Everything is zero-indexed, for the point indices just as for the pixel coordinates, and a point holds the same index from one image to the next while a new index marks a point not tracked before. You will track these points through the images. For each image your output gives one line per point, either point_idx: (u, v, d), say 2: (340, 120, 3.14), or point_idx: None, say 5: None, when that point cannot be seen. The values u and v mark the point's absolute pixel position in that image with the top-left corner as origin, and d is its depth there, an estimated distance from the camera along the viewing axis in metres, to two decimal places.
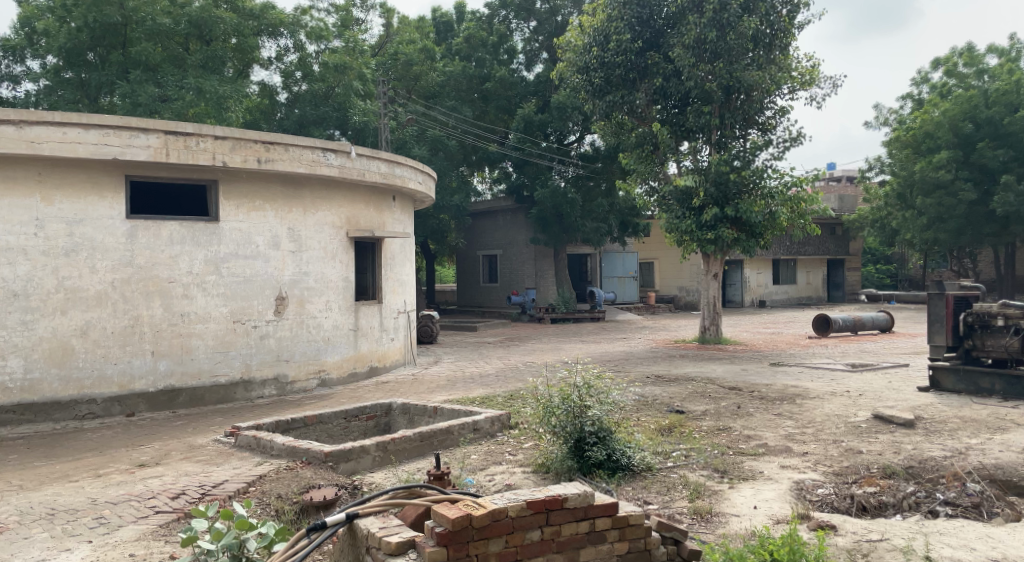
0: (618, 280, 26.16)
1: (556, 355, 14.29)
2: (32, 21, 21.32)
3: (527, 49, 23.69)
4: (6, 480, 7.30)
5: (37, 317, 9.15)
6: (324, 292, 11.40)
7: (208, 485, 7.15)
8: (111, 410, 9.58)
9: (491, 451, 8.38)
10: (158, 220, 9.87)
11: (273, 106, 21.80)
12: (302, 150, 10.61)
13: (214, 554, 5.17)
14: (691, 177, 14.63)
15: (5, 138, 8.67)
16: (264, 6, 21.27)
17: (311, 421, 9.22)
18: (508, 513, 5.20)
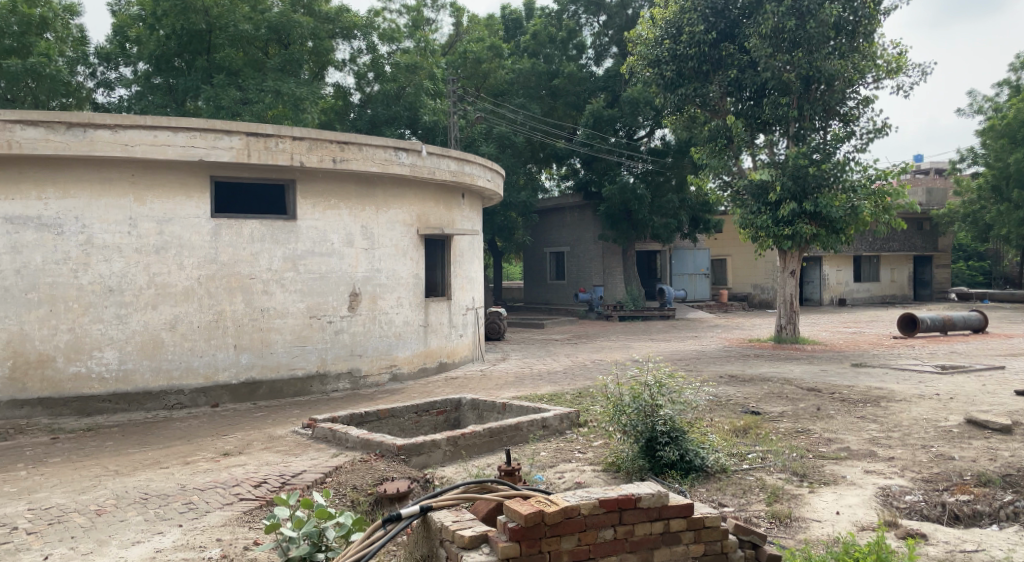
0: (689, 277, 25.95)
1: (627, 353, 14.21)
2: (124, 29, 22.32)
3: (597, 44, 23.75)
4: (103, 465, 7.68)
5: (130, 311, 9.58)
6: (396, 288, 11.58)
7: (288, 475, 7.38)
8: (197, 401, 9.96)
9: (561, 449, 8.42)
10: (241, 219, 10.19)
11: (347, 107, 22.32)
12: (375, 149, 10.80)
13: (296, 541, 5.38)
14: (768, 171, 14.37)
15: (102, 141, 9.12)
16: (339, 10, 21.82)
17: (384, 415, 9.41)
18: (581, 511, 5.24)
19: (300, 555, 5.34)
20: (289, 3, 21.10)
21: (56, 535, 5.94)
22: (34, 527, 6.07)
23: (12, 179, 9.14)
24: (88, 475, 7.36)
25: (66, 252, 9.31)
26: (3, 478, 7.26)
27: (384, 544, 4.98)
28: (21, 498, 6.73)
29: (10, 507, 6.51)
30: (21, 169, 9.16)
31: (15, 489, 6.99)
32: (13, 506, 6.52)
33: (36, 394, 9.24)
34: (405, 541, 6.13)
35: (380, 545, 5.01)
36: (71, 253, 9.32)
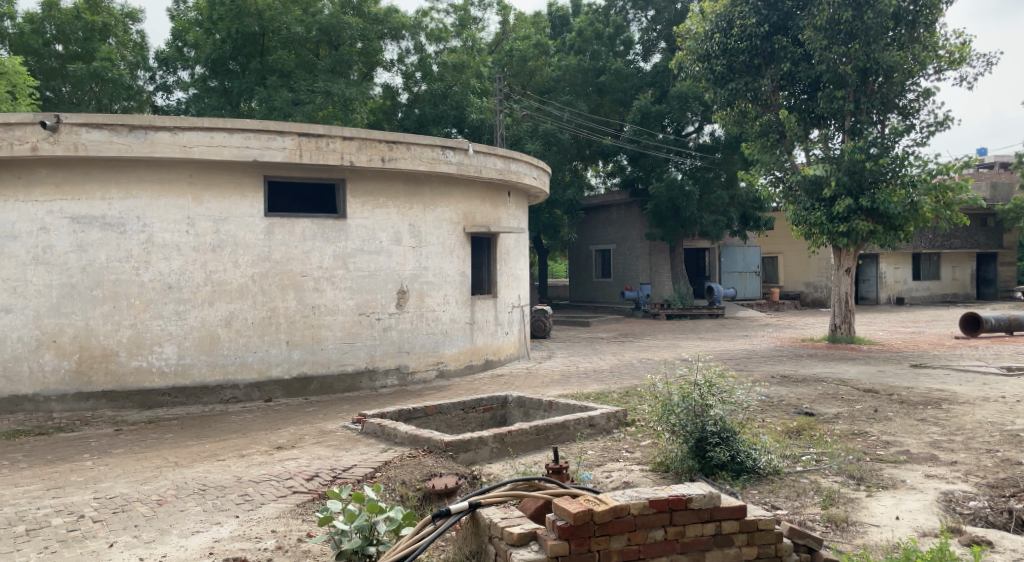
0: (739, 275, 25.62)
1: (675, 352, 14.10)
2: (182, 34, 22.88)
3: (644, 39, 23.55)
4: (162, 456, 7.88)
5: (188, 308, 9.80)
6: (443, 286, 11.64)
7: (339, 469, 7.49)
8: (252, 395, 10.14)
9: (609, 448, 8.40)
10: (293, 218, 10.36)
11: (395, 107, 22.50)
12: (423, 148, 10.85)
13: (348, 534, 5.45)
14: (822, 166, 14.12)
15: (162, 143, 9.35)
16: (388, 10, 21.97)
17: (431, 411, 9.49)
18: (630, 511, 5.22)
19: (352, 548, 5.41)
20: (339, 5, 21.38)
21: (120, 524, 6.11)
22: (99, 516, 6.25)
23: (78, 179, 9.44)
24: (149, 466, 7.56)
25: (128, 250, 9.58)
26: (70, 468, 7.50)
27: (435, 538, 5.02)
28: (87, 487, 6.93)
29: (76, 496, 6.71)
30: (86, 170, 9.45)
31: (81, 478, 7.21)
32: (79, 495, 6.73)
33: (99, 387, 9.52)
34: (453, 536, 6.15)
35: (430, 539, 5.06)
36: (132, 251, 9.59)
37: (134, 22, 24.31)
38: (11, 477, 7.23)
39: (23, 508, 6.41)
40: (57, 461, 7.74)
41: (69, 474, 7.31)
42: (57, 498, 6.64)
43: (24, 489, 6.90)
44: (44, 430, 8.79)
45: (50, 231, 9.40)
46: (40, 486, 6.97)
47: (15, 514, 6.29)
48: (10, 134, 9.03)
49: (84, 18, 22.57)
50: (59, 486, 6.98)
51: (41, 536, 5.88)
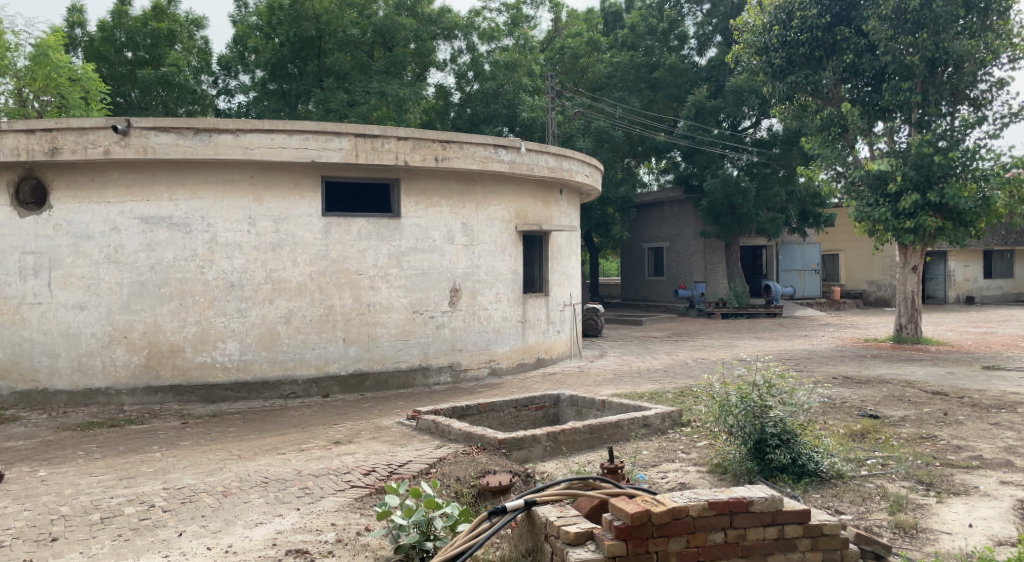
0: (798, 274, 25.14)
1: (731, 351, 13.88)
2: (244, 39, 23.43)
3: (700, 34, 23.24)
4: (226, 449, 8.03)
5: (250, 305, 9.99)
6: (495, 284, 11.63)
7: (395, 464, 7.53)
8: (310, 391, 10.28)
9: (664, 448, 8.29)
10: (349, 217, 10.45)
11: (448, 106, 22.62)
12: (476, 147, 10.85)
13: (406, 529, 5.48)
14: (887, 161, 13.75)
15: (225, 145, 9.54)
16: (441, 11, 22.06)
17: (485, 408, 9.50)
18: (689, 512, 5.14)
19: (410, 543, 5.44)
20: (393, 6, 21.64)
21: (188, 514, 6.24)
22: (169, 505, 6.39)
23: (147, 181, 9.70)
24: (214, 458, 7.71)
25: (193, 250, 9.81)
26: (141, 459, 7.68)
27: (491, 534, 5.01)
28: (157, 478, 7.10)
29: (146, 486, 6.87)
30: (154, 172, 9.71)
31: (150, 469, 7.38)
32: (150, 485, 6.89)
33: (167, 381, 9.79)
34: (507, 534, 6.12)
35: (487, 536, 5.05)
36: (197, 250, 9.81)
37: (200, 29, 24.88)
38: (85, 467, 7.43)
39: (97, 497, 6.58)
40: (129, 452, 7.94)
41: (139, 465, 7.50)
42: (128, 488, 6.80)
43: (99, 479, 7.09)
44: (116, 422, 9.05)
45: (121, 231, 9.70)
46: (113, 476, 7.16)
47: (90, 502, 6.46)
48: (85, 138, 9.36)
49: (151, 25, 23.23)
50: (131, 476, 7.16)
51: (115, 524, 6.02)
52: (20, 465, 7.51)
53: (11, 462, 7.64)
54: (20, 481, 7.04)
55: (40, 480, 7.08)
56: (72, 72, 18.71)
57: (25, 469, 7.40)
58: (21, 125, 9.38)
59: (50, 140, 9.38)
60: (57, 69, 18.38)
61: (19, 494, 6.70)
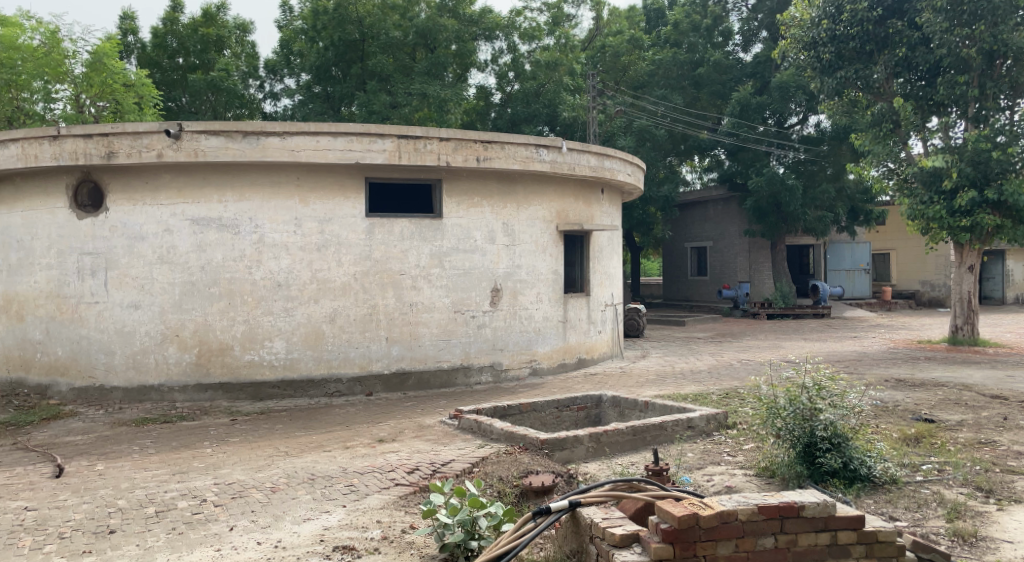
0: (847, 274, 24.68)
1: (778, 352, 13.65)
2: (289, 44, 23.76)
3: (745, 30, 22.99)
4: (273, 446, 8.11)
5: (296, 305, 10.09)
6: (537, 284, 11.58)
7: (438, 463, 7.52)
8: (354, 389, 10.33)
9: (709, 451, 8.16)
10: (392, 218, 10.49)
11: (489, 107, 22.63)
12: (517, 147, 10.81)
13: (451, 527, 5.45)
14: (941, 157, 13.41)
15: (272, 148, 9.67)
16: (482, 11, 22.11)
17: (526, 408, 9.46)
18: (738, 516, 5.04)
19: (455, 542, 5.42)
20: (435, 8, 21.79)
21: (238, 509, 6.30)
22: (220, 500, 6.46)
23: (198, 184, 9.86)
24: (262, 455, 7.79)
25: (241, 250, 9.93)
26: (192, 454, 7.79)
27: (537, 534, 4.94)
28: (208, 473, 7.19)
29: (198, 481, 6.97)
30: (205, 175, 9.86)
31: (202, 464, 7.48)
32: (201, 480, 6.97)
33: (217, 379, 9.93)
34: (551, 535, 6.06)
35: (532, 536, 4.99)
36: (245, 251, 9.94)
37: (248, 33, 25.23)
38: (139, 462, 7.56)
39: (152, 491, 6.69)
40: (180, 447, 8.05)
41: (191, 460, 7.61)
42: (181, 483, 6.90)
43: (153, 473, 7.20)
44: (169, 418, 9.20)
45: (173, 233, 9.86)
46: (166, 470, 7.27)
47: (146, 496, 6.57)
48: (139, 142, 9.55)
49: (201, 30, 23.65)
50: (183, 471, 7.26)
51: (169, 518, 6.10)
52: (78, 459, 7.67)
53: (69, 456, 7.81)
54: (79, 475, 7.18)
55: (97, 473, 7.22)
56: (127, 77, 19.11)
57: (83, 462, 7.55)
58: (79, 130, 9.59)
59: (106, 144, 9.58)
60: (112, 76, 18.84)
61: (78, 487, 6.84)
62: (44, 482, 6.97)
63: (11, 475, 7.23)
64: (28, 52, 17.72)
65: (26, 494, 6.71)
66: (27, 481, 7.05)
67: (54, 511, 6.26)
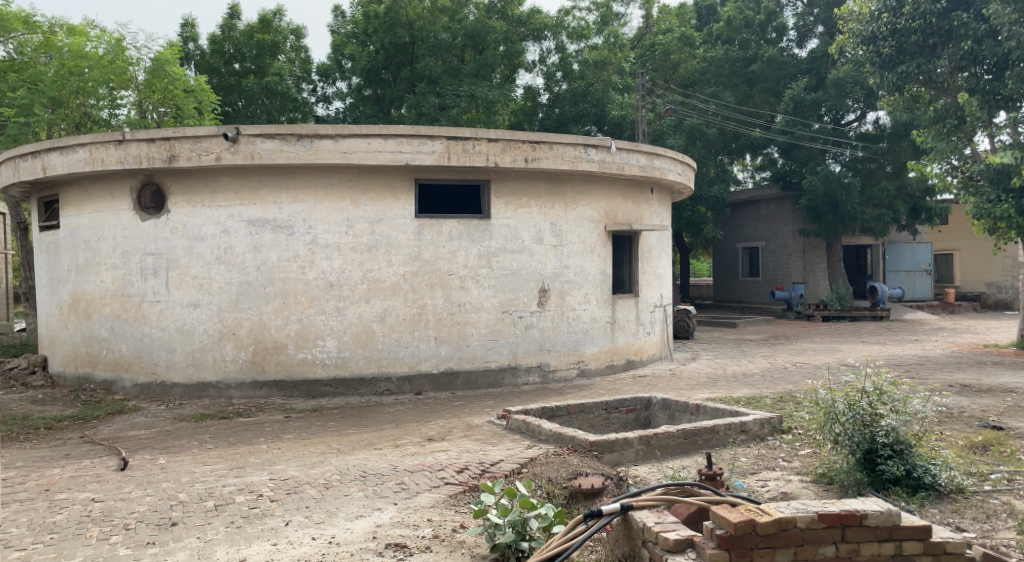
0: (907, 275, 24.03)
1: (835, 355, 13.33)
2: (341, 47, 24.06)
3: (800, 25, 22.56)
4: (325, 443, 8.16)
5: (347, 305, 10.16)
6: (584, 284, 11.46)
7: (487, 463, 7.47)
8: (403, 388, 10.37)
9: (763, 456, 7.98)
10: (441, 219, 10.49)
11: (536, 107, 22.56)
12: (566, 147, 10.71)
13: (501, 528, 5.39)
14: (1010, 153, 12.97)
15: (325, 151, 9.76)
16: (531, 12, 22.04)
17: (575, 409, 9.35)
18: (797, 524, 4.89)
19: (506, 542, 5.36)
20: (484, 10, 21.82)
21: (294, 504, 6.35)
22: (276, 496, 6.51)
23: (255, 185, 9.98)
24: (315, 451, 7.85)
25: (295, 250, 10.04)
26: (249, 450, 7.88)
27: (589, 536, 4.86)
28: (263, 469, 7.26)
29: (255, 476, 7.04)
30: (261, 178, 9.98)
31: (258, 460, 7.56)
32: (258, 475, 7.05)
33: (271, 376, 10.04)
34: (603, 538, 5.97)
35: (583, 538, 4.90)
36: (299, 251, 10.04)
37: (301, 38, 25.60)
38: (198, 456, 7.67)
39: (211, 485, 6.77)
40: (237, 443, 8.16)
41: (247, 456, 7.70)
42: (239, 477, 6.98)
43: (211, 468, 7.30)
44: (226, 414, 9.33)
45: (231, 233, 10.01)
46: (224, 465, 7.37)
47: (205, 490, 6.65)
48: (199, 146, 9.71)
49: (257, 36, 24.09)
50: (240, 466, 7.35)
51: (228, 511, 6.17)
52: (141, 453, 7.81)
53: (133, 450, 7.96)
54: (142, 468, 7.31)
55: (159, 467, 7.34)
56: (186, 83, 19.46)
57: (146, 456, 7.69)
58: (143, 134, 9.78)
59: (168, 148, 9.75)
60: (173, 81, 19.13)
61: (142, 480, 6.95)
62: (109, 475, 7.11)
63: (77, 468, 7.38)
64: (95, 60, 17.75)
65: (92, 485, 6.84)
66: (93, 473, 7.19)
67: (120, 503, 6.36)
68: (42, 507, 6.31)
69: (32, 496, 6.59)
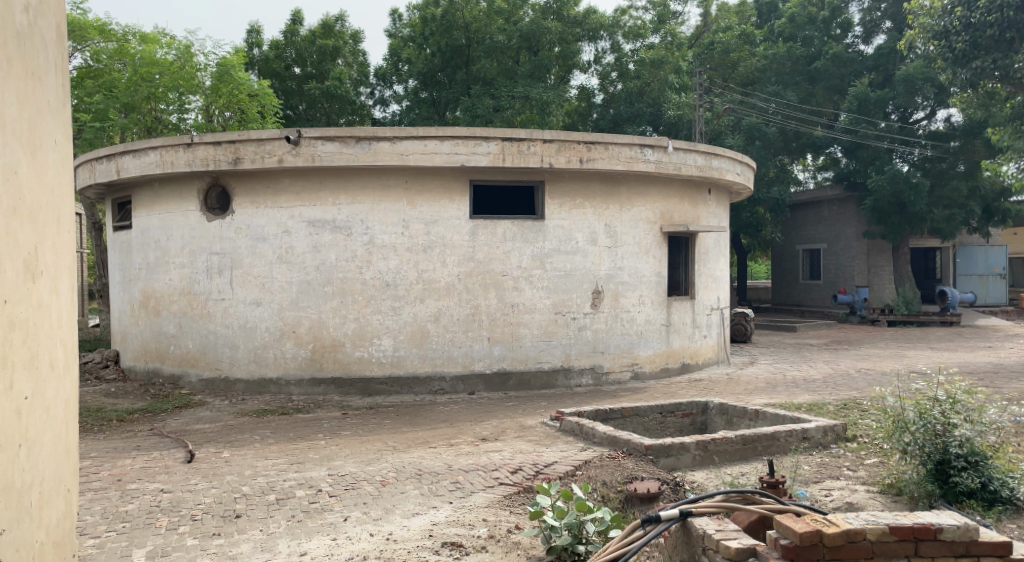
0: (979, 279, 23.30)
1: (902, 362, 12.92)
2: (398, 51, 24.31)
3: (866, 20, 21.99)
4: (381, 441, 8.18)
5: (403, 304, 10.19)
6: (639, 286, 11.29)
7: (541, 464, 7.39)
8: (457, 387, 10.36)
9: (826, 464, 7.74)
10: (495, 220, 10.45)
11: (590, 107, 22.51)
12: (621, 147, 10.55)
13: (558, 530, 5.31)
14: None
15: (382, 153, 9.80)
16: (587, 12, 21.87)
17: (629, 413, 9.20)
18: (867, 536, 4.69)
19: (562, 545, 5.27)
20: (540, 11, 21.69)
21: (353, 500, 6.36)
22: (335, 491, 6.54)
23: (315, 186, 10.08)
24: (372, 448, 7.88)
25: (354, 250, 10.10)
26: (308, 445, 7.95)
27: (648, 543, 4.69)
28: (323, 464, 7.31)
29: (315, 471, 7.08)
30: (321, 180, 10.07)
31: (317, 455, 7.60)
32: (317, 471, 7.09)
33: (330, 374, 10.13)
34: (662, 544, 5.82)
35: (641, 545, 4.71)
36: (357, 251, 10.10)
37: (359, 42, 25.85)
38: (260, 450, 7.76)
39: (273, 479, 6.83)
40: (297, 438, 8.24)
41: (307, 451, 7.76)
42: (299, 472, 7.03)
43: (272, 462, 7.38)
44: (286, 410, 9.43)
45: (292, 234, 10.12)
46: (284, 460, 7.44)
47: (267, 483, 6.71)
48: (262, 149, 9.81)
49: (318, 41, 24.45)
50: (300, 461, 7.41)
51: (290, 505, 6.21)
52: (206, 446, 7.93)
53: (199, 443, 8.09)
54: (208, 461, 7.42)
55: (224, 460, 7.45)
56: (250, 88, 19.84)
57: (211, 449, 7.80)
58: (210, 137, 9.94)
59: (233, 151, 9.89)
60: (238, 87, 19.49)
61: (208, 472, 7.05)
62: (178, 467, 7.23)
63: (147, 459, 7.52)
64: (166, 66, 18.28)
65: (161, 477, 6.95)
66: (162, 465, 7.33)
67: (187, 494, 6.46)
68: (114, 496, 6.43)
69: (105, 485, 6.73)
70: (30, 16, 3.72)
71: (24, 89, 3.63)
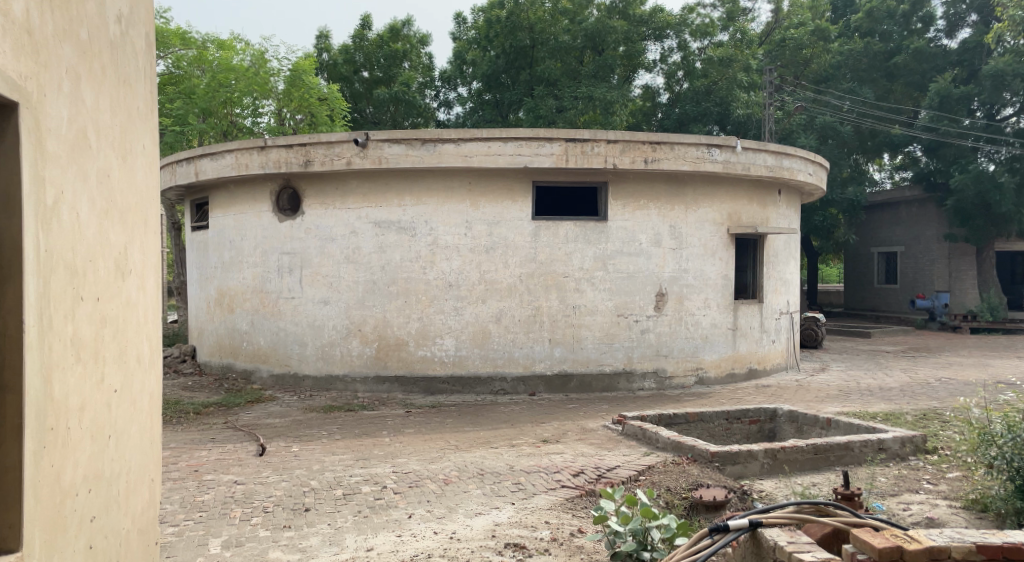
0: None
1: (985, 371, 12.33)
2: (462, 54, 24.40)
3: (950, 14, 21.10)
4: (444, 439, 8.13)
5: (466, 305, 10.15)
6: (704, 289, 11.01)
7: (604, 468, 7.23)
8: (518, 388, 10.26)
9: (905, 477, 7.38)
10: (557, 220, 10.32)
11: (655, 107, 22.30)
12: (688, 147, 10.31)
13: (622, 535, 5.13)
14: None
15: (446, 154, 9.76)
16: (653, 10, 21.59)
17: (693, 418, 8.98)
18: (951, 554, 4.39)
19: (626, 551, 5.05)
20: (605, 10, 21.59)
21: (416, 497, 6.31)
22: (399, 488, 6.50)
23: (381, 187, 10.11)
24: (435, 447, 7.83)
25: (417, 251, 10.10)
26: (373, 442, 7.95)
27: (716, 553, 4.47)
28: (387, 461, 7.30)
29: (379, 468, 7.07)
30: (387, 180, 10.09)
31: (382, 452, 7.60)
32: (382, 467, 7.08)
33: (393, 372, 10.15)
34: (730, 554, 5.60)
35: (709, 553, 4.48)
36: (421, 252, 10.09)
37: (426, 46, 26.04)
38: (327, 446, 7.80)
39: (339, 474, 6.84)
40: (362, 435, 8.25)
41: (372, 448, 7.76)
42: (364, 468, 7.02)
43: (339, 457, 7.39)
44: (351, 407, 9.46)
45: (358, 234, 10.17)
46: (350, 456, 7.45)
47: (334, 478, 6.72)
48: (332, 151, 9.91)
49: (387, 46, 24.86)
50: (365, 457, 7.41)
51: (356, 501, 6.18)
52: (277, 440, 8.00)
53: (269, 437, 8.18)
54: (278, 454, 7.48)
55: (293, 454, 7.51)
56: (320, 92, 20.17)
57: (281, 443, 7.88)
58: (281, 140, 10.04)
59: (304, 153, 9.99)
60: (309, 91, 19.83)
61: (277, 466, 7.11)
62: (250, 459, 7.31)
63: (221, 451, 7.63)
64: (240, 72, 18.59)
65: (235, 469, 7.03)
66: (235, 457, 7.42)
67: (258, 486, 6.50)
68: (191, 486, 6.52)
69: (182, 475, 6.83)
70: (122, 26, 3.72)
71: (117, 97, 3.64)
